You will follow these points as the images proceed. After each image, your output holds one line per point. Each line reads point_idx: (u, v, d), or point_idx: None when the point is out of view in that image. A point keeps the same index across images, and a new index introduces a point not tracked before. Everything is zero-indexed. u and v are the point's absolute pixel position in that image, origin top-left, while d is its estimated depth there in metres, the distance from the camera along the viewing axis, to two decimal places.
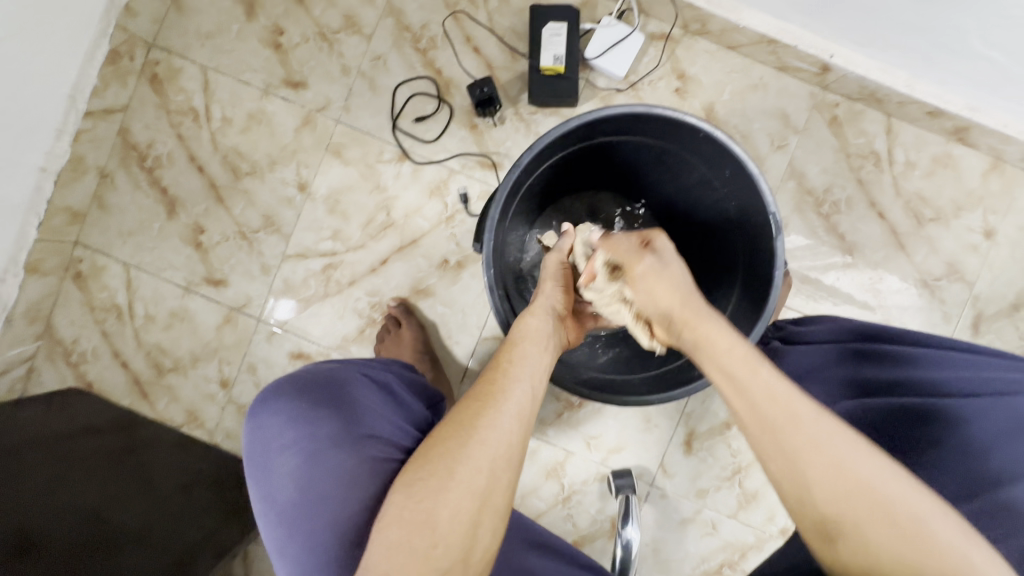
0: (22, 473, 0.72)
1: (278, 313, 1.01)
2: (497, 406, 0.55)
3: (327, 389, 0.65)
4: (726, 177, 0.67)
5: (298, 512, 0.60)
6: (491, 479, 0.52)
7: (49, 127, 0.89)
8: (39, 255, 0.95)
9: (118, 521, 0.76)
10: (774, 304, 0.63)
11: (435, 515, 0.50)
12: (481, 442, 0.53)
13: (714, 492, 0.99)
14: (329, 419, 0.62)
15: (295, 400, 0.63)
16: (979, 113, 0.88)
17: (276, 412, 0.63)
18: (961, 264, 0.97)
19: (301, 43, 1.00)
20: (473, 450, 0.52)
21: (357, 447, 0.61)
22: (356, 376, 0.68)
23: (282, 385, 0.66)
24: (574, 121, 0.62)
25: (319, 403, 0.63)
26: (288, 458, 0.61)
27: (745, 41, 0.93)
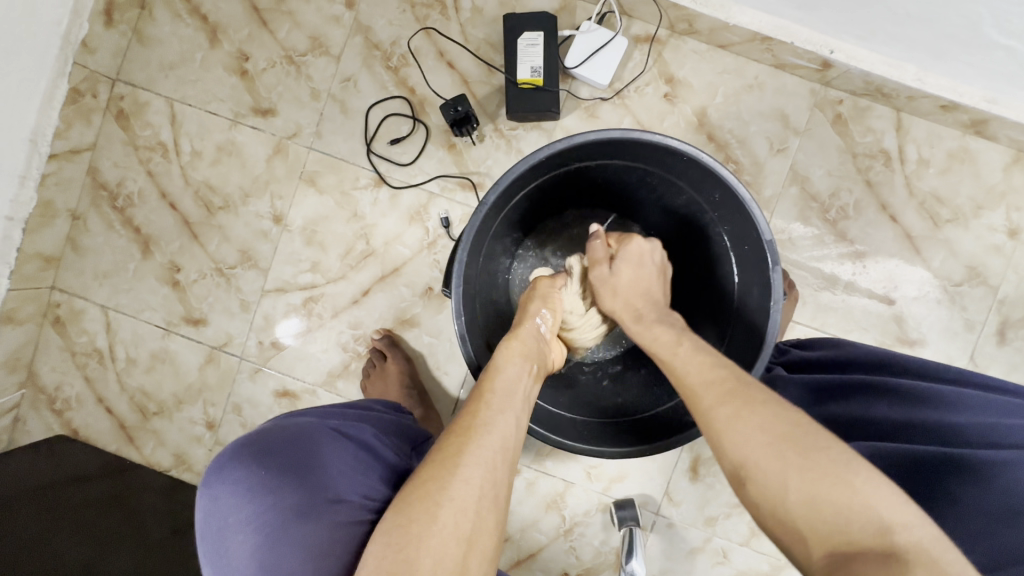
0: (13, 527, 0.73)
1: (289, 330, 0.97)
2: (474, 448, 0.51)
3: (291, 453, 0.58)
4: (716, 201, 0.62)
5: None
6: (474, 529, 0.48)
7: (11, 175, 0.86)
8: (14, 304, 0.93)
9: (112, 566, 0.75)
10: (771, 342, 0.57)
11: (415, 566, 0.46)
12: (455, 492, 0.49)
13: (724, 519, 0.94)
14: (292, 490, 0.56)
15: (253, 468, 0.57)
16: (997, 105, 0.80)
17: (229, 482, 0.57)
18: (983, 267, 0.90)
19: (267, 68, 0.95)
20: (456, 483, 0.49)
21: (321, 518, 0.55)
22: (325, 431, 0.62)
23: (242, 450, 0.59)
24: (543, 151, 0.57)
25: (276, 471, 0.57)
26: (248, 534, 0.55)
27: (737, 39, 0.86)
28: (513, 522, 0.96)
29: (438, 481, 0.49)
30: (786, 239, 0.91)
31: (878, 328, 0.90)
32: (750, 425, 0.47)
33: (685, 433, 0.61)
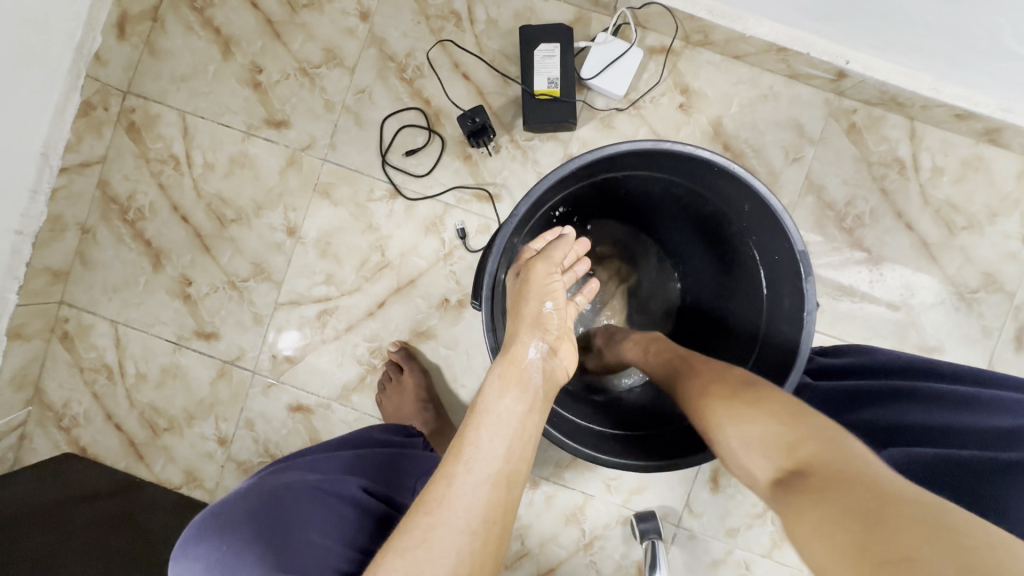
0: (16, 548, 0.70)
1: (288, 343, 0.96)
2: (461, 473, 0.47)
3: (260, 515, 0.52)
4: (744, 212, 0.61)
5: None
6: (458, 575, 0.42)
7: (21, 189, 0.84)
8: (22, 319, 0.91)
9: None
10: (807, 354, 0.57)
11: None
12: (438, 548, 0.43)
13: (746, 530, 0.93)
14: (256, 555, 0.49)
15: (217, 541, 0.50)
16: (1012, 114, 0.81)
17: (189, 558, 0.51)
18: (999, 274, 0.90)
19: (280, 80, 0.95)
20: (438, 527, 0.43)
21: None
22: (301, 491, 0.56)
23: (210, 517, 0.53)
24: (573, 164, 0.57)
25: (237, 541, 0.50)
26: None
27: (752, 50, 0.86)
28: (532, 536, 0.94)
29: (414, 536, 0.44)
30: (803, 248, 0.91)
31: (896, 335, 0.90)
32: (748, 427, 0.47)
33: (717, 444, 0.58)
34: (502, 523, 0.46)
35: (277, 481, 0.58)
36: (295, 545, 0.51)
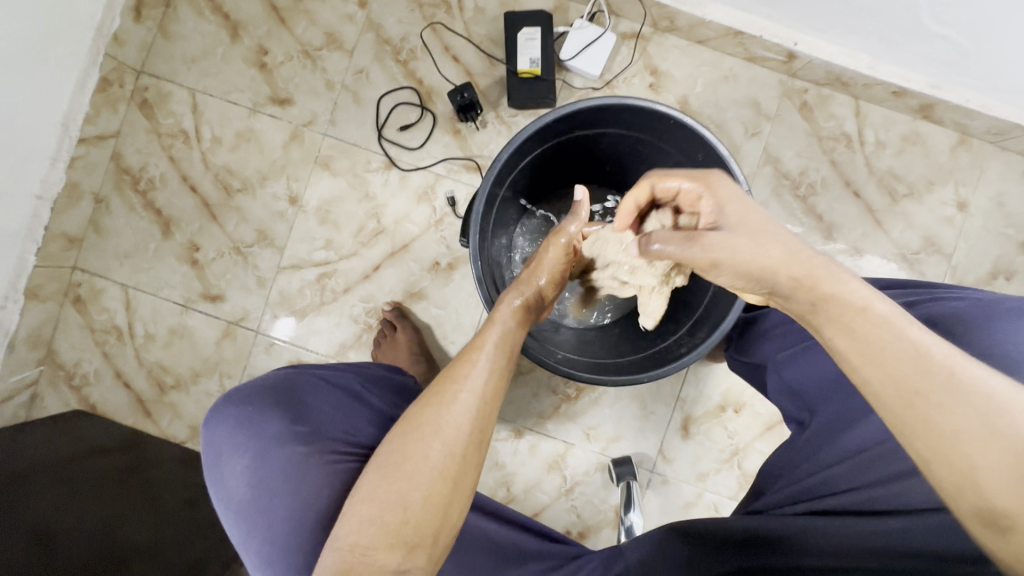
0: (24, 500, 0.72)
1: (282, 330, 1.03)
2: (478, 359, 0.56)
3: (283, 390, 0.62)
4: (699, 161, 0.70)
5: (248, 514, 0.57)
6: (475, 427, 0.52)
7: (44, 156, 0.91)
8: (38, 280, 0.97)
9: (127, 532, 0.78)
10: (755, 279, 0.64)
11: (424, 456, 0.50)
12: (442, 437, 0.50)
13: (714, 474, 1.00)
14: (278, 418, 0.59)
15: (243, 405, 0.61)
16: (941, 90, 0.91)
17: (219, 419, 0.61)
18: (937, 237, 1.00)
19: (285, 62, 1.03)
20: (462, 395, 0.53)
21: (300, 441, 0.58)
22: (316, 378, 0.66)
23: (239, 389, 0.64)
24: (550, 115, 0.65)
25: (261, 404, 0.60)
26: (237, 459, 0.58)
27: (712, 35, 0.96)
28: (517, 483, 1.01)
29: (422, 425, 0.51)
30: None
31: None
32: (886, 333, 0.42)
33: (680, 359, 0.66)
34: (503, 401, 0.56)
35: (290, 371, 0.68)
36: (311, 414, 0.62)
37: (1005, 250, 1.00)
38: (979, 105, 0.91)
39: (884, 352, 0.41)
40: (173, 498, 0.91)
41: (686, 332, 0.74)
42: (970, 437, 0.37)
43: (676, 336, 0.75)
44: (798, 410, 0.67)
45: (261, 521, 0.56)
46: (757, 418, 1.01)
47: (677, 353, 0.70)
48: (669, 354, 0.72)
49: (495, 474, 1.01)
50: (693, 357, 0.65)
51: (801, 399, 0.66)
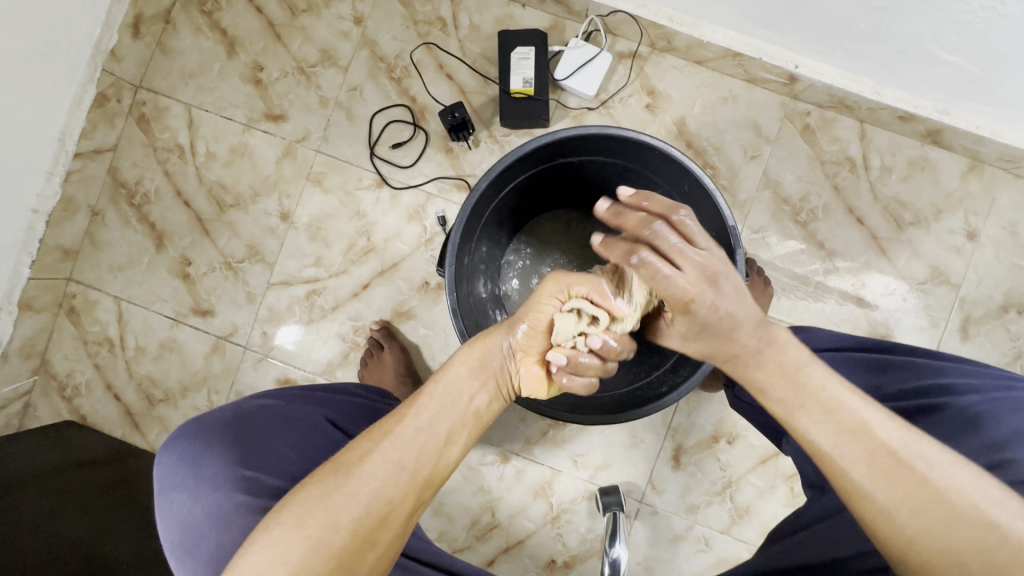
0: (17, 505, 0.74)
1: (283, 339, 1.02)
2: (409, 416, 0.51)
3: (236, 425, 0.60)
4: (685, 192, 0.69)
5: (177, 556, 0.52)
6: (377, 497, 0.47)
7: (39, 170, 0.92)
8: (32, 292, 0.98)
9: (113, 546, 0.78)
10: None
11: (301, 525, 0.44)
12: (331, 506, 0.45)
13: (706, 507, 0.97)
14: (221, 455, 0.56)
15: (191, 439, 0.58)
16: (949, 116, 0.88)
17: (168, 450, 0.58)
18: (945, 267, 0.96)
19: (280, 78, 1.03)
20: (373, 460, 0.48)
21: (235, 485, 0.54)
22: (275, 414, 0.64)
23: (195, 420, 0.61)
24: (531, 144, 0.64)
25: (207, 441, 0.57)
26: (174, 497, 0.55)
27: (711, 55, 0.94)
28: (502, 509, 0.99)
29: (320, 485, 0.46)
30: (760, 240, 0.97)
31: (849, 323, 0.96)
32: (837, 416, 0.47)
33: (660, 399, 0.65)
34: (430, 472, 0.50)
35: (255, 404, 0.65)
36: (261, 453, 0.58)
37: (1018, 283, 0.95)
38: (989, 132, 0.88)
39: (827, 427, 0.46)
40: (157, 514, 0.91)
41: (668, 370, 0.72)
42: (850, 471, 0.45)
43: (659, 371, 0.74)
44: (817, 475, 0.65)
45: (187, 568, 0.52)
46: (751, 450, 0.98)
47: (658, 392, 0.69)
48: (648, 393, 0.71)
49: (480, 500, 0.99)
50: (676, 399, 0.64)
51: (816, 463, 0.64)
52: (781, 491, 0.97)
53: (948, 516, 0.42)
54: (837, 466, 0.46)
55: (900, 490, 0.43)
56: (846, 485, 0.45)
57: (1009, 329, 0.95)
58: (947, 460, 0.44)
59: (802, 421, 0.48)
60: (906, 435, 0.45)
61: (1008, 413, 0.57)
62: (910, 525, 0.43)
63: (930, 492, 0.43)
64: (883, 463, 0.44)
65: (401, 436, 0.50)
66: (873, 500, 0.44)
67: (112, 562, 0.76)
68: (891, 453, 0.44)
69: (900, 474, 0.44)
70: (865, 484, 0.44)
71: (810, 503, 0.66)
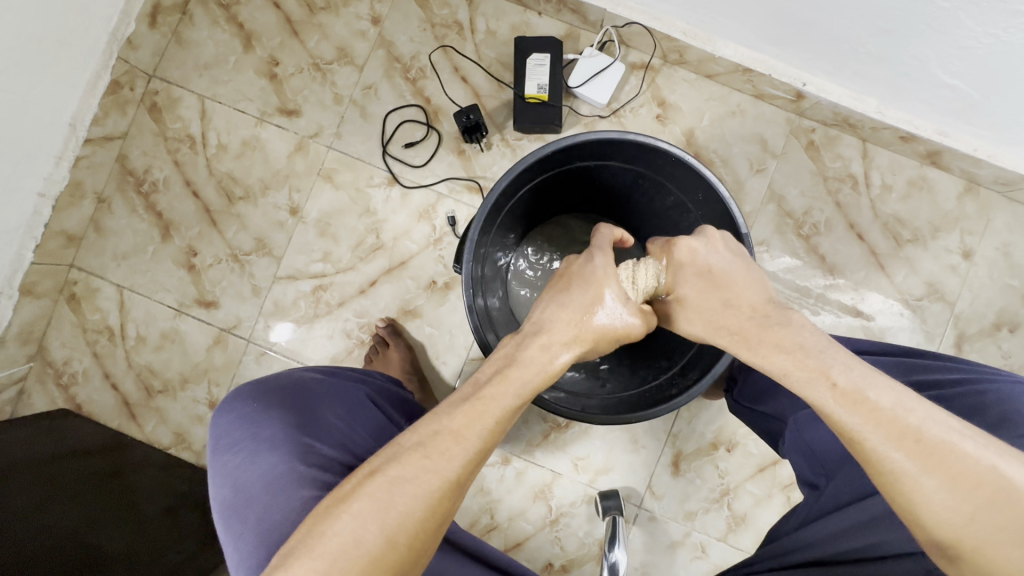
0: (10, 493, 0.72)
1: (282, 335, 1.02)
2: (466, 431, 0.50)
3: (292, 390, 0.61)
4: (699, 200, 0.71)
5: (225, 517, 0.54)
6: (431, 514, 0.47)
7: (49, 154, 0.91)
8: (34, 277, 0.97)
9: (105, 543, 0.76)
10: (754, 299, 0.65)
11: (360, 540, 0.45)
12: (388, 523, 0.45)
13: (703, 514, 0.98)
14: (280, 420, 0.57)
15: (251, 400, 0.59)
16: (949, 138, 0.91)
17: (225, 409, 0.59)
18: (941, 285, 0.98)
19: (295, 73, 1.04)
20: (427, 478, 0.47)
21: (292, 452, 0.55)
22: (325, 384, 0.64)
23: (251, 382, 0.62)
24: (551, 146, 0.66)
25: (266, 404, 0.58)
26: (231, 456, 0.56)
27: (721, 70, 0.96)
28: (501, 510, 0.99)
29: (370, 501, 0.46)
30: (764, 252, 0.99)
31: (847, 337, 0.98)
32: (870, 397, 0.46)
33: (668, 402, 0.65)
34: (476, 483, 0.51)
35: (306, 374, 0.66)
36: (313, 422, 0.59)
37: (1009, 302, 0.98)
38: (986, 155, 0.91)
39: (854, 409, 0.46)
40: (152, 505, 0.89)
41: (677, 373, 0.73)
42: (888, 454, 0.45)
43: (668, 375, 0.74)
44: (812, 471, 0.66)
45: (233, 531, 0.53)
46: (749, 458, 0.99)
47: (667, 395, 0.69)
48: (657, 396, 0.72)
49: (479, 500, 0.99)
50: (683, 404, 0.64)
51: (816, 460, 0.65)
52: (777, 499, 0.98)
53: (996, 491, 0.42)
54: (875, 451, 0.45)
55: (939, 471, 0.43)
56: (884, 466, 0.45)
57: (1001, 347, 0.97)
58: (978, 440, 0.45)
59: (826, 404, 0.48)
60: (934, 414, 0.46)
61: (998, 405, 0.58)
62: (961, 503, 0.43)
63: (972, 470, 0.43)
64: (916, 443, 0.44)
65: (452, 454, 0.49)
66: (920, 484, 0.44)
67: (105, 554, 0.75)
68: (923, 431, 0.45)
69: (941, 452, 0.44)
70: (905, 466, 0.44)
71: (805, 502, 0.66)
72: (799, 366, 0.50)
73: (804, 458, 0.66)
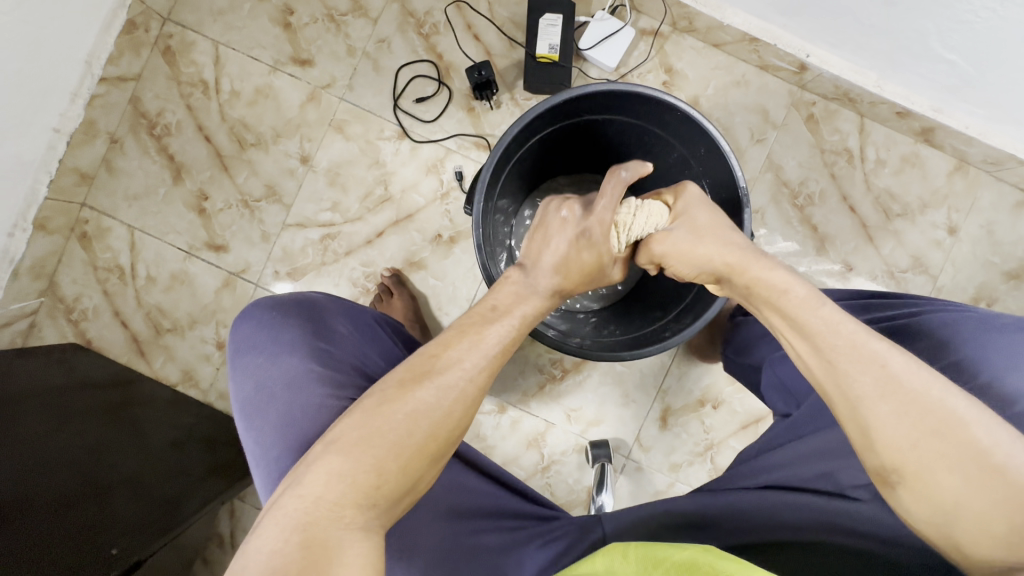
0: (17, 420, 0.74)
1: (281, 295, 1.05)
2: (492, 346, 0.55)
3: (309, 305, 0.64)
4: (701, 156, 0.74)
5: (247, 413, 0.58)
6: (464, 413, 0.52)
7: (64, 91, 0.93)
8: (47, 213, 0.99)
9: (112, 471, 0.79)
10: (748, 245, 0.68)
11: (411, 432, 0.48)
12: (434, 419, 0.50)
13: (687, 466, 1.03)
14: (299, 328, 0.61)
15: (270, 311, 0.62)
16: (942, 114, 0.94)
17: (246, 318, 0.63)
18: (925, 258, 1.02)
19: (309, 23, 1.05)
20: (462, 382, 0.52)
21: (312, 357, 0.59)
22: (339, 304, 0.68)
23: (269, 298, 0.65)
24: (563, 95, 0.68)
25: (286, 313, 0.62)
26: (252, 358, 0.60)
27: (729, 39, 0.98)
28: (496, 456, 1.04)
29: (413, 402, 0.50)
30: (759, 218, 1.03)
31: None
32: (845, 330, 0.51)
33: (662, 342, 0.69)
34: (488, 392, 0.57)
35: (319, 296, 0.69)
36: (331, 333, 0.63)
37: (989, 278, 1.02)
38: (977, 133, 0.94)
39: (831, 332, 0.51)
40: (159, 438, 0.92)
41: (672, 319, 0.76)
42: (853, 376, 0.48)
43: (662, 321, 0.77)
44: (785, 403, 0.71)
45: (254, 426, 0.58)
46: (734, 416, 1.04)
47: (661, 337, 0.72)
48: (652, 339, 0.75)
49: (475, 446, 1.04)
50: (677, 344, 0.68)
51: (788, 394, 0.70)
52: None
53: (950, 423, 0.45)
54: (843, 372, 0.49)
55: (894, 400, 0.46)
56: (848, 387, 0.48)
57: None
58: (945, 388, 0.46)
59: (812, 327, 0.52)
60: (905, 353, 0.49)
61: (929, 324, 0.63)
62: (912, 430, 0.45)
63: (927, 399, 0.46)
64: (881, 368, 0.48)
65: (479, 361, 0.54)
66: (876, 407, 0.47)
67: (107, 478, 0.78)
68: (888, 359, 0.48)
69: (900, 380, 0.47)
70: (867, 390, 0.47)
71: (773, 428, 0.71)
72: (789, 302, 0.55)
73: (779, 394, 0.71)
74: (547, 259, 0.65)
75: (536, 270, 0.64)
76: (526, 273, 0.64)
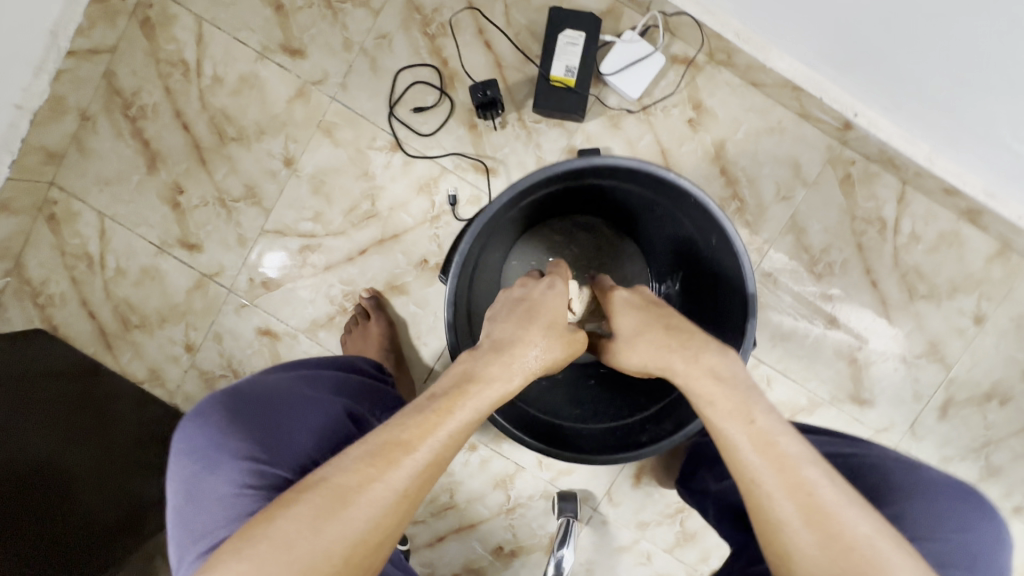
0: None
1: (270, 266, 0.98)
2: (417, 444, 0.47)
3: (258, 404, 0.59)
4: (711, 244, 0.66)
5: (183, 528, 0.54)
6: (374, 526, 0.43)
7: (26, 62, 0.84)
8: (11, 193, 0.93)
9: (66, 471, 0.77)
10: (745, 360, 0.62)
11: (291, 548, 0.41)
12: (325, 532, 0.42)
13: (655, 526, 1.01)
14: (240, 436, 0.56)
15: (215, 414, 0.57)
16: (995, 200, 0.85)
17: (193, 415, 0.59)
18: (943, 346, 0.95)
19: (304, 8, 0.94)
20: (371, 487, 0.44)
21: (247, 474, 0.53)
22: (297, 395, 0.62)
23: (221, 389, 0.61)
24: (563, 165, 0.60)
25: (230, 417, 0.57)
26: (192, 467, 0.56)
27: (769, 81, 0.87)
28: (461, 492, 1.01)
29: (298, 508, 0.43)
30: (770, 283, 0.95)
31: (834, 383, 0.95)
32: (791, 473, 0.45)
33: (635, 453, 0.65)
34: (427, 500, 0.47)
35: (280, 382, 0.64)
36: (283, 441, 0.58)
37: (1008, 374, 0.95)
38: None
39: (778, 484, 0.45)
40: (122, 436, 0.88)
41: (652, 416, 0.71)
42: (796, 529, 0.44)
43: (641, 416, 0.72)
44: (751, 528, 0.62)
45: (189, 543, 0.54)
46: None
47: (636, 444, 0.68)
48: (627, 437, 0.71)
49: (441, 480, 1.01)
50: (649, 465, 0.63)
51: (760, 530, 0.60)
52: None
53: None
54: (783, 524, 0.44)
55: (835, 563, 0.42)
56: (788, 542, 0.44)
57: (986, 417, 0.95)
58: (892, 543, 0.43)
59: (753, 463, 0.47)
60: (855, 502, 0.45)
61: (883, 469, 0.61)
62: None
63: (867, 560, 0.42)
64: (825, 523, 0.43)
65: (399, 460, 0.46)
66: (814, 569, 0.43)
67: (61, 475, 0.76)
68: (837, 511, 0.44)
69: (845, 539, 0.43)
70: (810, 546, 0.43)
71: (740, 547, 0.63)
72: (735, 425, 0.49)
73: (727, 516, 0.67)
74: (533, 360, 0.59)
75: (485, 360, 0.57)
76: (473, 359, 0.57)
